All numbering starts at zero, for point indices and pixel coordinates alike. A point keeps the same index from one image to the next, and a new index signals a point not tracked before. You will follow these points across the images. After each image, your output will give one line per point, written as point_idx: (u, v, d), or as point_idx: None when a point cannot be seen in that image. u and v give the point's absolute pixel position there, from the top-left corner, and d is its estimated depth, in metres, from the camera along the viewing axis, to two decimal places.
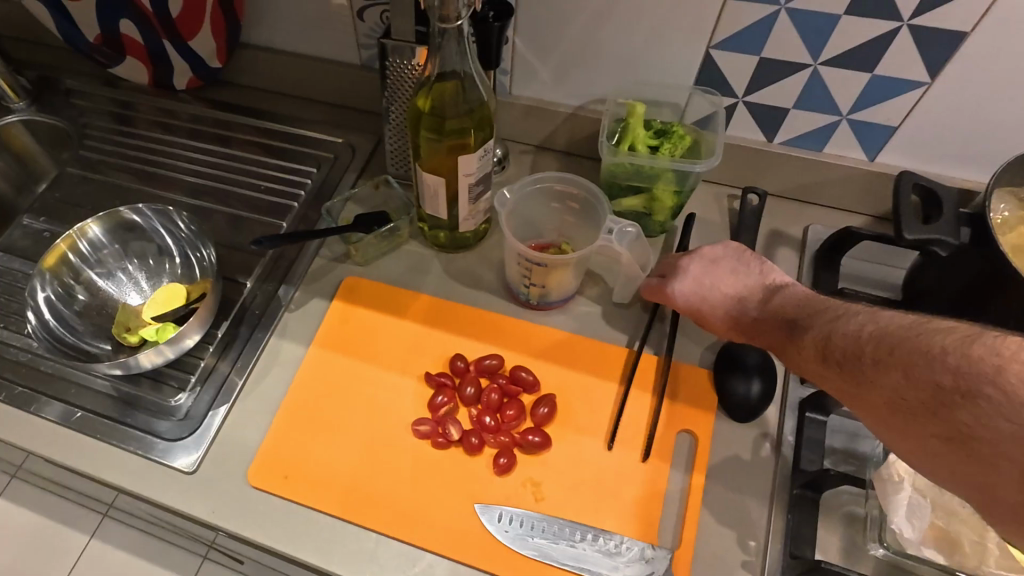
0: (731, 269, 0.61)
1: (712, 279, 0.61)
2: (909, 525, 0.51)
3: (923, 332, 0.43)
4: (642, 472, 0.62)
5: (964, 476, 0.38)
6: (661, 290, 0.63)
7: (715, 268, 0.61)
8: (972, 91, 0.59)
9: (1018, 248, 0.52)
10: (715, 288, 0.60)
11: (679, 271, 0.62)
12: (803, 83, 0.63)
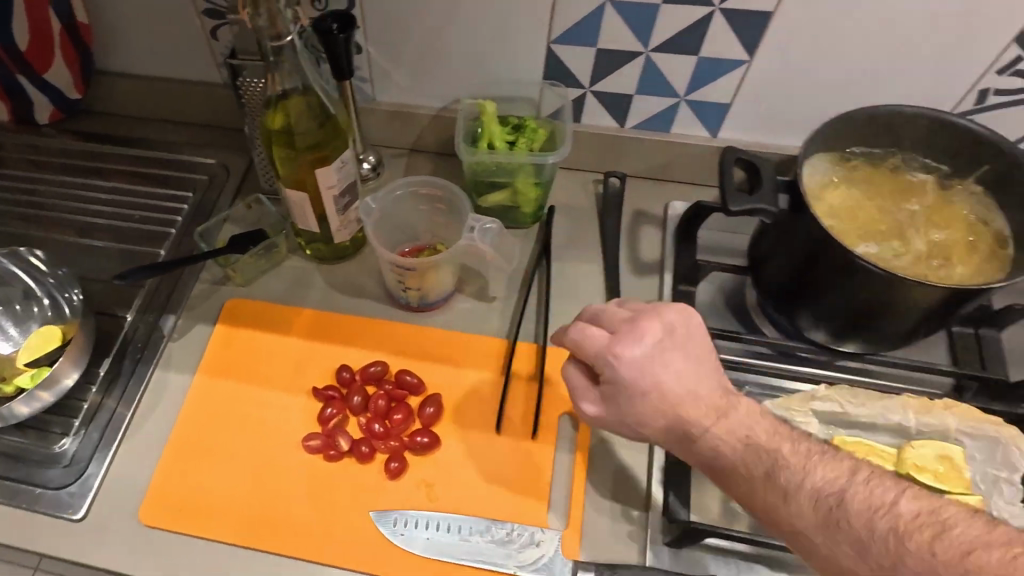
0: (683, 355, 0.51)
1: (669, 365, 0.50)
2: None
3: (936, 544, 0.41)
4: (529, 458, 0.64)
5: None
6: (615, 360, 0.50)
7: (666, 350, 0.51)
8: (786, 67, 0.63)
9: (833, 209, 0.57)
10: (664, 372, 0.50)
11: (627, 349, 0.50)
12: (640, 69, 0.67)
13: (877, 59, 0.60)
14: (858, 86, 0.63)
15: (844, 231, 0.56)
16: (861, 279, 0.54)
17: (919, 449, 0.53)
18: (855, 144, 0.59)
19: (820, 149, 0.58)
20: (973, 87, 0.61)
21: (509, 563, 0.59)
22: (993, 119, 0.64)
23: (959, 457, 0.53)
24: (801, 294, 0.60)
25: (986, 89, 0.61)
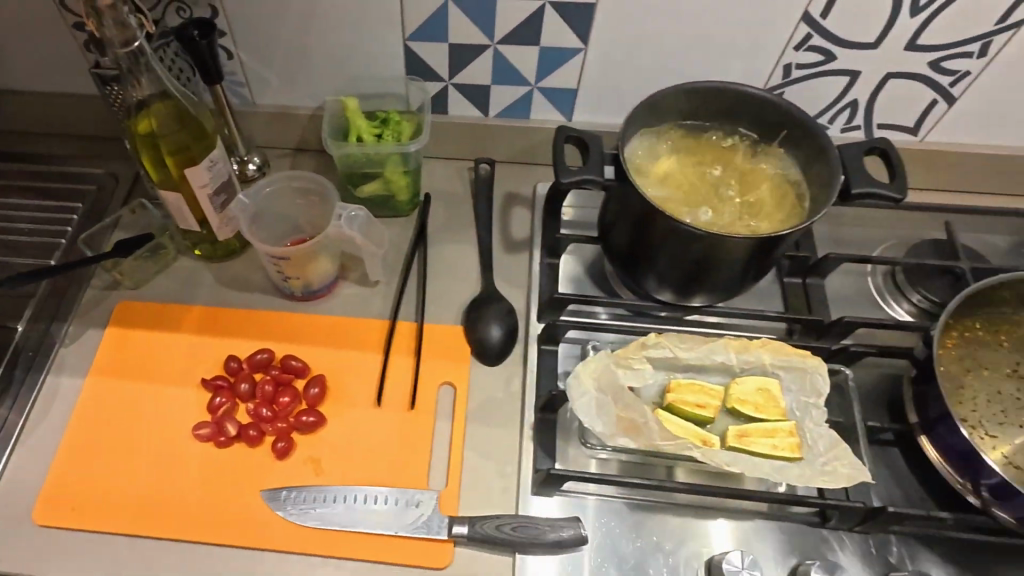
0: None
1: None
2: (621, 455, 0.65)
3: None
4: (409, 428, 0.69)
5: None
6: None
7: None
8: (618, 53, 0.70)
9: (661, 179, 0.64)
10: None
11: None
12: (491, 61, 0.73)
13: (694, 41, 0.67)
14: (684, 68, 0.70)
15: (671, 198, 0.63)
16: (681, 237, 0.61)
17: (743, 384, 0.60)
18: (675, 117, 0.65)
19: (643, 124, 0.64)
20: (777, 63, 0.67)
21: (390, 525, 0.63)
22: (801, 92, 0.70)
23: (776, 388, 0.60)
24: (640, 256, 0.67)
25: (788, 64, 0.67)
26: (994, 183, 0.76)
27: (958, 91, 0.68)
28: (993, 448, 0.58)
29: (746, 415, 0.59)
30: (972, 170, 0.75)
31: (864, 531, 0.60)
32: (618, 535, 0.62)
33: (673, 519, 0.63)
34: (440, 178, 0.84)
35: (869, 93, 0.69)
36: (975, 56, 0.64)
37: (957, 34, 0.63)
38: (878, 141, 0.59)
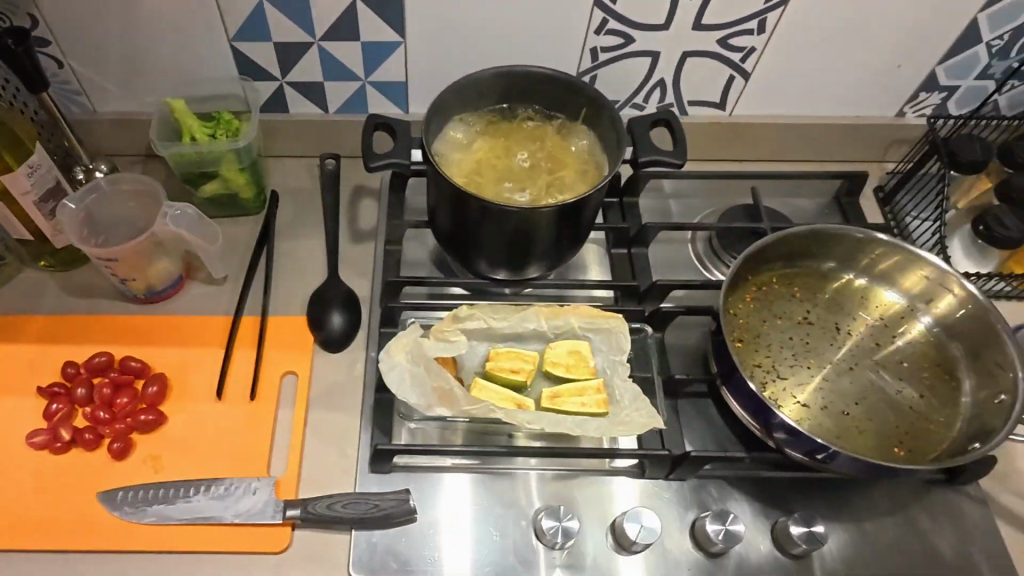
0: None
1: None
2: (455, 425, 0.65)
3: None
4: (251, 418, 0.69)
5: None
6: None
7: None
8: (436, 44, 0.73)
9: (474, 163, 0.67)
10: None
11: None
12: (318, 58, 0.75)
13: (504, 29, 0.71)
14: (502, 55, 0.74)
15: (483, 181, 0.66)
16: (493, 215, 0.64)
17: (556, 347, 0.62)
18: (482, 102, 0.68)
19: (451, 112, 0.67)
20: (583, 47, 0.72)
21: (226, 514, 0.63)
22: (612, 74, 0.75)
23: (587, 350, 0.62)
24: (466, 236, 0.69)
25: (593, 47, 0.72)
26: (803, 151, 0.82)
27: (750, 66, 0.74)
28: (781, 389, 0.62)
29: (559, 377, 0.61)
30: (780, 140, 0.81)
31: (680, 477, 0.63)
32: (449, 507, 0.63)
33: (504, 486, 0.64)
34: (291, 176, 0.85)
35: (672, 72, 0.75)
36: (755, 33, 0.70)
37: (735, 13, 0.68)
38: (663, 112, 0.64)
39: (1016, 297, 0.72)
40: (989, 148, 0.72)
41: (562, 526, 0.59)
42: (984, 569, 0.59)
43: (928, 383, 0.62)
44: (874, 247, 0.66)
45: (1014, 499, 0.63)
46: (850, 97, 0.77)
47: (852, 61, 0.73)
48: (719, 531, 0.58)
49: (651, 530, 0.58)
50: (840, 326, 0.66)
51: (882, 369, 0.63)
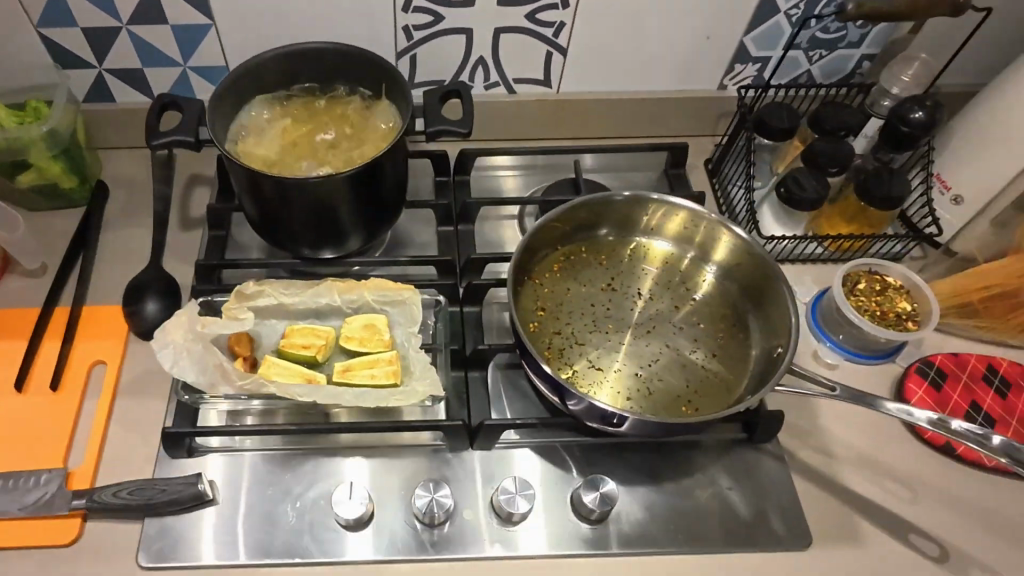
0: None
1: None
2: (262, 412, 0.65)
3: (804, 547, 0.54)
4: (52, 409, 0.65)
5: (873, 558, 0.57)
6: None
7: None
8: (248, 28, 0.72)
9: (273, 146, 0.66)
10: None
11: None
12: (131, 44, 0.74)
13: (313, 7, 0.70)
14: (318, 36, 0.73)
15: (281, 164, 0.65)
16: (292, 191, 0.63)
17: (351, 322, 0.61)
18: (274, 88, 0.68)
19: (241, 100, 0.66)
20: (396, 26, 0.72)
21: (13, 507, 0.58)
22: (431, 52, 0.75)
23: (383, 323, 0.61)
24: (277, 223, 0.68)
25: (406, 26, 0.72)
26: (636, 126, 0.84)
27: (564, 42, 0.75)
28: (577, 355, 0.62)
29: (353, 351, 0.60)
30: (611, 115, 0.83)
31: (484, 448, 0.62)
32: (247, 489, 0.61)
33: (308, 465, 0.63)
34: (125, 167, 0.84)
35: (490, 49, 0.75)
36: (561, 7, 0.72)
37: None
38: (457, 84, 0.64)
39: (822, 260, 0.75)
40: (796, 114, 0.75)
41: (350, 501, 0.58)
42: (776, 525, 0.59)
43: (722, 341, 0.63)
44: (664, 210, 0.67)
45: (813, 454, 0.64)
46: (671, 70, 0.79)
47: (661, 35, 0.75)
48: (508, 496, 0.58)
49: (443, 502, 0.58)
50: (642, 291, 0.66)
51: (679, 330, 0.64)
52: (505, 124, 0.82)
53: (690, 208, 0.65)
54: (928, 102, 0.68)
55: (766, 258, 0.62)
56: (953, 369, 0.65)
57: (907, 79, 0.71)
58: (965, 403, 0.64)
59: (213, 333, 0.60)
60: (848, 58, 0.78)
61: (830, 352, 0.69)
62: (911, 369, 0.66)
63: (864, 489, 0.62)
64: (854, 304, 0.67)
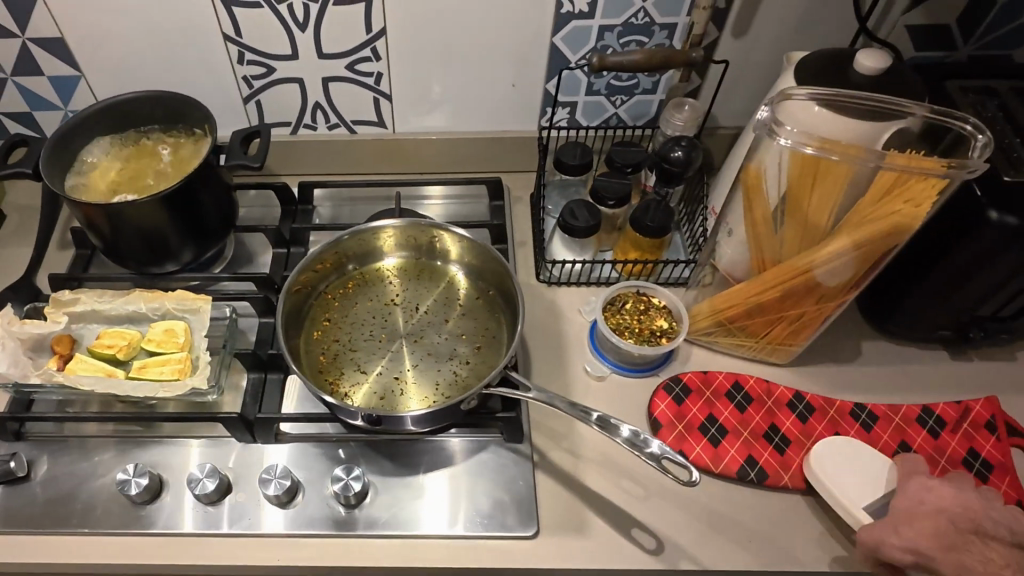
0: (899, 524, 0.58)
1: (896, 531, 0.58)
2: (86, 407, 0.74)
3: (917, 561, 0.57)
4: None
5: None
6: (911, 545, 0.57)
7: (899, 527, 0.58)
8: (113, 78, 0.85)
9: (111, 179, 0.76)
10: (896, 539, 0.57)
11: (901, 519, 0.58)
12: (17, 92, 0.86)
13: (169, 63, 0.83)
14: (173, 83, 0.85)
15: (112, 193, 0.75)
16: (118, 219, 0.72)
17: (154, 327, 0.71)
18: (103, 140, 0.78)
19: (72, 153, 0.76)
20: (236, 76, 0.85)
21: None
22: (272, 98, 0.88)
23: (180, 328, 0.71)
24: (119, 252, 0.77)
25: (244, 76, 0.85)
26: (471, 164, 0.96)
27: (386, 88, 0.87)
28: (348, 360, 0.70)
29: (150, 351, 0.70)
30: (443, 151, 0.94)
31: (266, 440, 0.71)
32: (63, 468, 0.71)
33: (118, 450, 0.73)
34: (21, 193, 0.95)
35: (322, 95, 0.88)
36: (374, 60, 0.83)
37: (346, 43, 0.81)
38: (261, 126, 0.75)
39: (613, 283, 0.83)
40: (589, 152, 0.84)
41: (132, 480, 0.67)
42: (511, 518, 0.66)
43: (479, 349, 0.71)
44: (426, 232, 0.75)
45: (562, 454, 0.71)
46: (488, 113, 0.90)
47: (473, 83, 0.87)
48: (267, 480, 0.66)
49: (207, 485, 0.66)
50: (420, 306, 0.75)
51: (443, 340, 0.72)
52: (352, 158, 0.95)
53: (424, 221, 0.72)
54: (684, 142, 0.77)
55: (510, 273, 0.71)
56: (698, 385, 0.72)
57: (677, 122, 0.80)
58: (702, 416, 0.70)
59: (34, 333, 0.70)
60: (648, 103, 0.88)
61: (600, 365, 0.76)
62: (660, 387, 0.72)
63: (601, 488, 0.68)
64: (615, 322, 0.74)
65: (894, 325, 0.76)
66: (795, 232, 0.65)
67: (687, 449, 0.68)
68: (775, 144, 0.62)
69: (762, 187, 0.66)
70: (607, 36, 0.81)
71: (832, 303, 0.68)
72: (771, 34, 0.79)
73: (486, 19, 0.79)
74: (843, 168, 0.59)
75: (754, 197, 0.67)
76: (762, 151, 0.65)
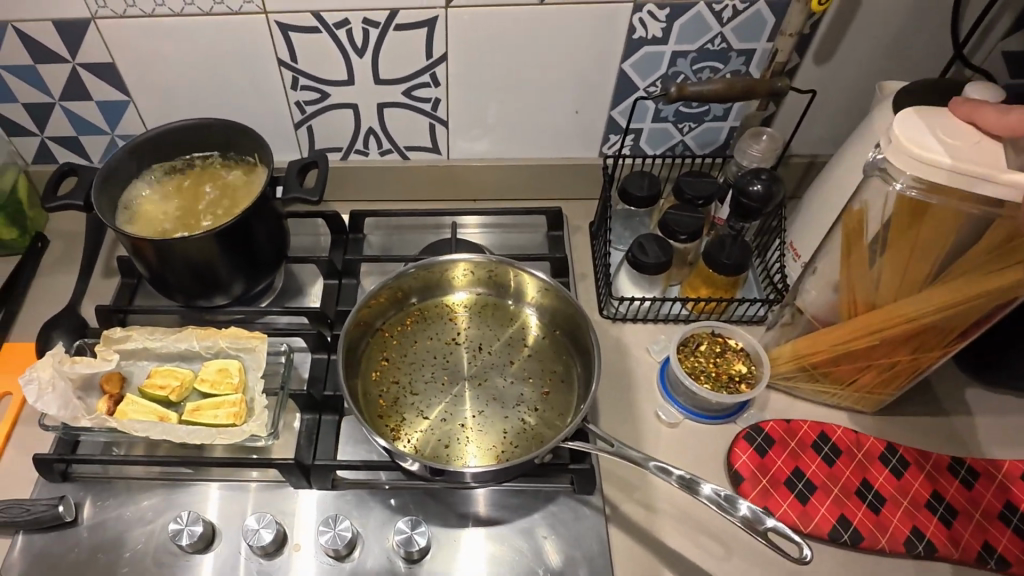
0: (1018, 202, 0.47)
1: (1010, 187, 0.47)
2: (134, 446, 0.71)
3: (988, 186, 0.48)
4: None
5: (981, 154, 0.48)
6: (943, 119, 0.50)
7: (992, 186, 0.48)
8: (164, 104, 0.82)
9: (161, 209, 0.74)
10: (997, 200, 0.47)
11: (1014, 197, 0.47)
12: (65, 117, 0.84)
13: (223, 89, 0.81)
14: (225, 109, 0.83)
15: (163, 225, 0.72)
16: (171, 253, 0.69)
17: (207, 366, 0.68)
18: (154, 169, 0.75)
19: (122, 183, 0.73)
20: (289, 102, 0.82)
21: None
22: (324, 124, 0.85)
23: (234, 368, 0.67)
24: (168, 284, 0.74)
25: (297, 102, 0.82)
26: (526, 190, 0.92)
27: (443, 114, 0.84)
28: (409, 405, 0.67)
29: (203, 393, 0.66)
30: (497, 178, 0.90)
31: (322, 486, 0.66)
32: (110, 512, 0.68)
33: (167, 493, 0.69)
34: (66, 219, 0.93)
35: (376, 121, 0.85)
36: (433, 86, 0.80)
37: (405, 69, 0.79)
38: (317, 156, 0.72)
39: (682, 320, 0.79)
40: (657, 182, 0.80)
41: (185, 529, 0.63)
42: None
43: (547, 394, 0.67)
44: (493, 268, 0.72)
45: (636, 507, 0.66)
46: (547, 140, 0.87)
47: (534, 110, 0.83)
48: (325, 532, 0.62)
49: (263, 536, 0.62)
50: (484, 346, 0.71)
51: (508, 383, 0.68)
52: (404, 185, 0.92)
53: (491, 258, 0.69)
54: (764, 176, 0.72)
55: (582, 314, 0.67)
56: (781, 436, 0.67)
57: (755, 153, 0.76)
58: (788, 470, 0.65)
59: (84, 371, 0.67)
60: (718, 130, 0.84)
61: (672, 411, 0.71)
62: (740, 436, 0.67)
63: (679, 545, 0.64)
64: (690, 365, 0.70)
65: (991, 372, 0.71)
66: (897, 278, 0.60)
67: (773, 506, 0.63)
68: (884, 186, 0.57)
69: (862, 229, 0.61)
70: (680, 62, 0.77)
71: (934, 353, 0.63)
72: (855, 61, 0.75)
73: (551, 45, 0.76)
74: (955, 215, 0.55)
75: (851, 238, 0.62)
76: (865, 194, 0.60)
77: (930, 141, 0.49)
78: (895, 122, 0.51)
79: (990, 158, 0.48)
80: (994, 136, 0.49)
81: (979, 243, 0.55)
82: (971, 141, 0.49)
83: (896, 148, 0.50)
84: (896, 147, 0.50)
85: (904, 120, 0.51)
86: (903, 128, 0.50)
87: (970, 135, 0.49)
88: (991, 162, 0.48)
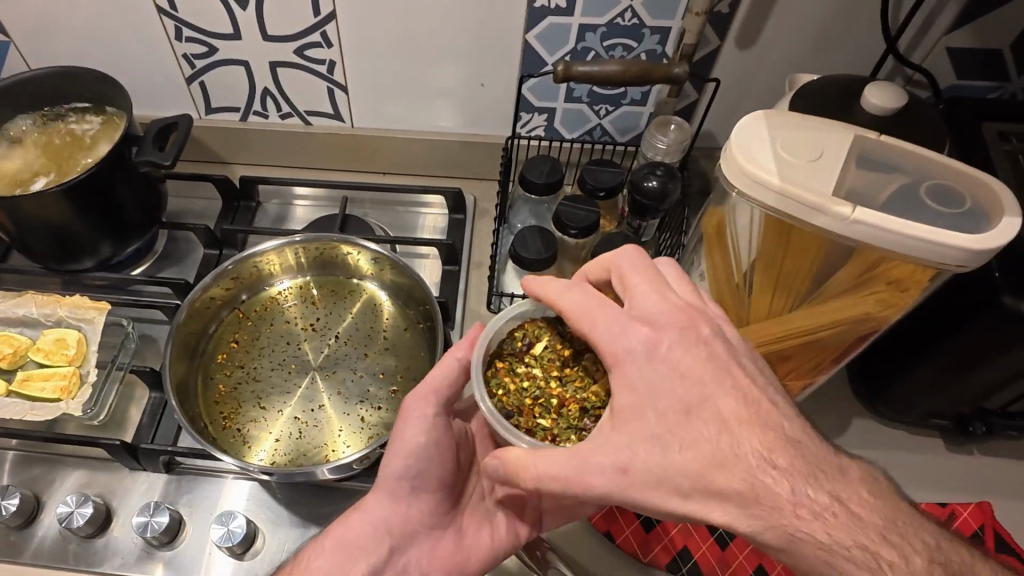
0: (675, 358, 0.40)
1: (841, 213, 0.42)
2: None
3: (825, 210, 0.43)
4: None
5: (820, 177, 0.44)
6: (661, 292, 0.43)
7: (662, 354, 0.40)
8: (47, 48, 0.77)
9: (18, 167, 0.69)
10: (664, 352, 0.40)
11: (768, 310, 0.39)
12: None
13: (105, 36, 0.75)
14: (112, 57, 0.78)
15: (16, 183, 0.68)
16: (18, 215, 0.65)
17: (46, 334, 0.64)
18: (18, 123, 0.71)
19: None
20: (176, 54, 0.77)
21: None
22: (216, 80, 0.80)
23: (73, 339, 0.64)
24: (27, 249, 0.70)
25: (184, 54, 0.77)
26: (436, 166, 0.87)
27: (340, 78, 0.78)
28: (248, 392, 0.63)
29: (38, 362, 0.63)
30: (405, 150, 0.85)
31: (156, 469, 0.63)
32: None
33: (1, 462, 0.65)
34: None
35: (271, 81, 0.79)
36: (325, 46, 0.74)
37: (294, 24, 0.72)
38: (180, 118, 0.69)
39: None
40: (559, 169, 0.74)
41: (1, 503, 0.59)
42: None
43: (395, 393, 0.63)
44: (355, 251, 0.67)
45: None
46: (454, 111, 0.81)
47: (436, 78, 0.77)
48: (139, 521, 0.58)
49: (83, 516, 0.59)
50: (337, 335, 0.67)
51: (357, 377, 0.64)
52: (307, 150, 0.87)
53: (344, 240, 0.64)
54: (661, 170, 0.66)
55: (437, 308, 0.62)
56: None
57: (660, 145, 0.69)
58: None
59: None
60: (637, 116, 0.78)
61: None
62: None
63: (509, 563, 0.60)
64: (514, 380, 0.50)
65: (883, 404, 0.65)
66: (762, 301, 0.53)
67: (615, 531, 0.59)
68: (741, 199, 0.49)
69: (724, 237, 0.54)
70: (589, 36, 0.70)
71: (809, 377, 0.58)
72: (780, 48, 0.67)
73: (445, 8, 0.69)
74: (817, 238, 0.47)
75: (714, 244, 0.55)
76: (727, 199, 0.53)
77: (764, 156, 0.44)
78: (735, 129, 0.46)
79: (823, 180, 0.44)
80: (836, 160, 0.45)
81: (841, 274, 0.49)
82: (812, 158, 0.45)
83: (730, 158, 0.45)
84: (728, 160, 0.45)
85: (745, 127, 0.46)
86: (739, 135, 0.45)
87: (809, 152, 0.45)
88: (819, 187, 0.43)
